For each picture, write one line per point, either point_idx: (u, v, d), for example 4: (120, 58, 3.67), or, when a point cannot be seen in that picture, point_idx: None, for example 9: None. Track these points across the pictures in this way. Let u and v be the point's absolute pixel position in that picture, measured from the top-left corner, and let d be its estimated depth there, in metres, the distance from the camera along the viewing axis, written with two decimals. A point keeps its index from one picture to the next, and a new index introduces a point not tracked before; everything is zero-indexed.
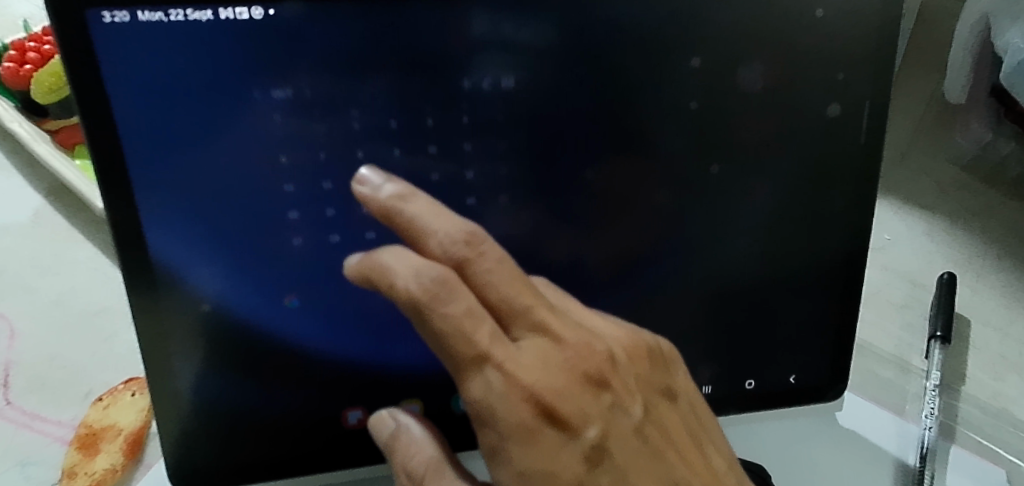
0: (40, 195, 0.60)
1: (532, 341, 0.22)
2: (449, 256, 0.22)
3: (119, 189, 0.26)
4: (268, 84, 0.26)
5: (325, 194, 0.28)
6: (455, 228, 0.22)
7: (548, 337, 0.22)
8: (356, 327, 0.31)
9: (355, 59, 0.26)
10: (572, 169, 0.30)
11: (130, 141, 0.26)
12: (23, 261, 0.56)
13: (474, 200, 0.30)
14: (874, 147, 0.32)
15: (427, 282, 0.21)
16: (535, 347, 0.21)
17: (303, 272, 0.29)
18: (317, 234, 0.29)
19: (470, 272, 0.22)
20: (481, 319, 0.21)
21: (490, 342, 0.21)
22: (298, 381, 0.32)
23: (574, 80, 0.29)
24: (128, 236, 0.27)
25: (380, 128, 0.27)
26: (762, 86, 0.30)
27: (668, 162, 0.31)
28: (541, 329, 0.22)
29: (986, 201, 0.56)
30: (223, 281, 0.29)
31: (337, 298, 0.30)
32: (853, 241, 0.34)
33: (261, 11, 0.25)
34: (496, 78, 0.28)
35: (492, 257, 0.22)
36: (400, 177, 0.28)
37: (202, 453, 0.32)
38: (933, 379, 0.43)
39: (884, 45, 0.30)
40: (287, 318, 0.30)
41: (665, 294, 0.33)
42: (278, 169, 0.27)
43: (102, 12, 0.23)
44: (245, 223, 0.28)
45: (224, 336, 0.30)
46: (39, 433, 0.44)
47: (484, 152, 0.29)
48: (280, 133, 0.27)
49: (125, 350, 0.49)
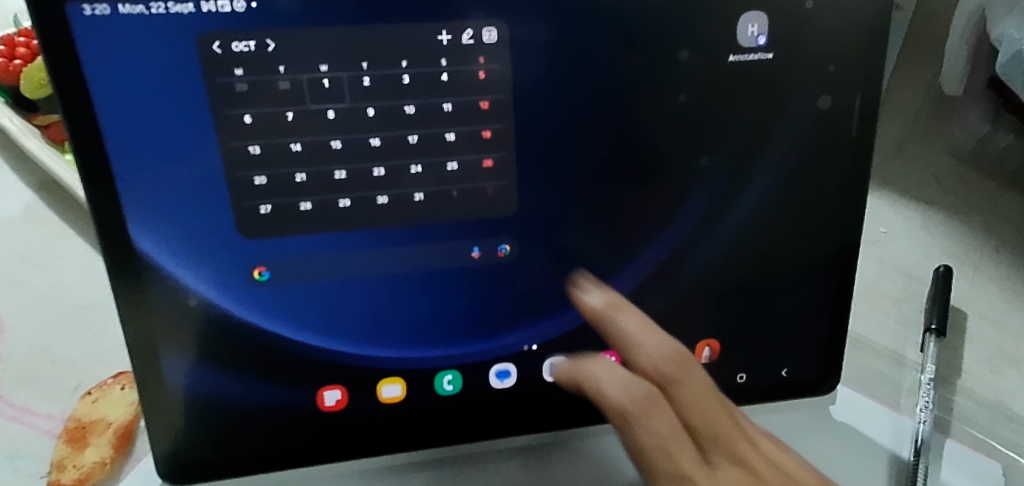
0: (32, 192, 0.61)
1: (729, 471, 0.26)
2: (658, 370, 0.28)
3: (102, 184, 0.26)
4: (228, 41, 0.25)
5: (295, 158, 0.27)
6: (664, 347, 0.29)
7: (740, 465, 0.27)
8: (333, 302, 0.30)
9: (337, 50, 0.26)
10: (555, 140, 0.30)
11: (112, 135, 0.26)
12: (14, 255, 0.56)
13: (453, 166, 0.29)
14: (866, 138, 0.32)
15: (637, 397, 0.27)
16: (726, 469, 0.26)
17: (273, 242, 0.29)
18: (302, 226, 0.29)
19: (670, 398, 0.28)
20: (679, 443, 0.27)
21: (690, 466, 0.26)
22: (287, 376, 0.32)
23: (558, 64, 0.28)
24: (112, 231, 0.27)
25: (355, 87, 0.27)
26: (760, 53, 0.30)
27: (651, 133, 0.30)
28: (738, 460, 0.27)
29: (983, 194, 0.55)
30: (204, 266, 0.29)
31: (314, 273, 0.30)
32: (845, 235, 0.34)
33: (244, 3, 0.25)
34: (486, 31, 0.27)
35: (693, 376, 0.29)
36: (377, 138, 0.28)
37: (190, 448, 0.32)
38: (928, 371, 0.43)
39: (874, 35, 0.30)
40: (261, 295, 0.30)
41: (655, 289, 0.33)
42: (243, 133, 0.27)
43: (83, 5, 0.23)
44: (220, 202, 0.28)
45: (208, 327, 0.30)
46: (27, 427, 0.44)
47: (462, 123, 0.28)
48: (251, 113, 0.26)
49: (114, 343, 0.49)
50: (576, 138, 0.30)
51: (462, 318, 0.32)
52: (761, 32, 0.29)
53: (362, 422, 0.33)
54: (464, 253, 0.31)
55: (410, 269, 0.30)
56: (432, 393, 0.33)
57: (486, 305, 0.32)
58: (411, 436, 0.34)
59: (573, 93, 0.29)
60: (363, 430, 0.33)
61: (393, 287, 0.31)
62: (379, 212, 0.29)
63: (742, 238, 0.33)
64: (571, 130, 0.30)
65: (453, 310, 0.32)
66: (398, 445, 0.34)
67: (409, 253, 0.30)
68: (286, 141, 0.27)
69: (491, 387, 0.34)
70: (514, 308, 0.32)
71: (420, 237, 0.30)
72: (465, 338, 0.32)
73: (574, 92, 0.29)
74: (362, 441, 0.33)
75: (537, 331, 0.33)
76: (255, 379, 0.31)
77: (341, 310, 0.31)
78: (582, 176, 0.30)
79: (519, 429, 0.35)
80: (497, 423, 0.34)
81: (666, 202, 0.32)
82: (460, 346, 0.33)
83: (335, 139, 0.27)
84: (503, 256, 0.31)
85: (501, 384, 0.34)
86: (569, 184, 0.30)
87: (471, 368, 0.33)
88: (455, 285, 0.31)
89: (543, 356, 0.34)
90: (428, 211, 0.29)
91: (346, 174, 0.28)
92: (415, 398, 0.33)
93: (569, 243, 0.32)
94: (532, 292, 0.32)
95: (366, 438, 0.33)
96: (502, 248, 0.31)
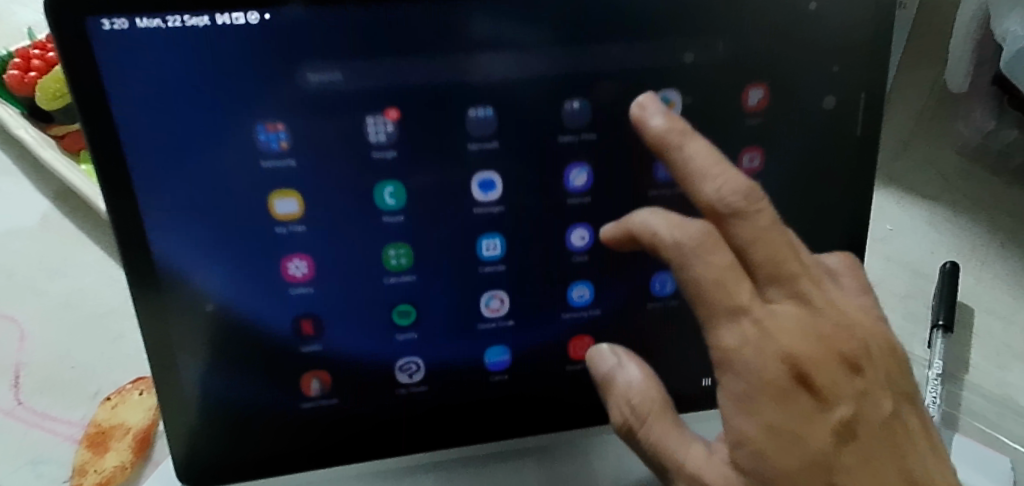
0: (48, 201, 0.61)
1: (786, 306, 0.22)
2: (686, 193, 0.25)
3: (122, 193, 0.27)
4: (244, 52, 0.26)
5: (312, 164, 0.28)
6: (736, 177, 0.22)
7: (797, 299, 0.22)
8: (359, 300, 0.31)
9: (352, 66, 0.27)
10: (562, 143, 0.30)
11: (132, 147, 0.26)
12: (31, 263, 0.57)
13: (475, 147, 0.29)
14: (870, 138, 0.32)
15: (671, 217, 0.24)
16: (783, 305, 0.22)
17: (301, 239, 0.29)
18: (325, 225, 0.29)
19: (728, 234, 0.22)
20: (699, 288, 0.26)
21: (749, 297, 0.21)
22: (313, 389, 0.32)
23: (568, 107, 0.29)
24: (131, 239, 0.28)
25: (367, 93, 0.27)
26: (759, 89, 0.31)
27: None
28: (795, 293, 0.22)
29: (990, 189, 0.55)
30: (231, 271, 0.29)
31: (339, 273, 0.30)
32: (851, 234, 0.34)
33: (257, 16, 0.25)
34: (495, 38, 0.27)
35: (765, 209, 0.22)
36: (391, 145, 0.28)
37: (207, 450, 0.33)
38: (935, 368, 0.43)
39: (879, 36, 0.30)
40: (291, 292, 0.30)
41: (660, 302, 0.34)
42: (259, 141, 0.27)
43: (102, 20, 0.24)
44: (245, 210, 0.28)
45: (235, 328, 0.30)
46: (49, 432, 0.45)
47: (478, 116, 0.29)
48: (288, 145, 0.27)
49: (131, 350, 0.50)
50: (589, 183, 0.31)
51: (477, 319, 0.33)
52: (765, 34, 0.30)
53: (376, 423, 0.34)
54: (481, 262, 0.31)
55: (434, 267, 0.31)
56: (446, 394, 0.34)
57: (501, 307, 0.33)
58: (423, 437, 0.34)
59: (582, 117, 0.30)
60: (376, 433, 0.34)
61: (417, 286, 0.31)
62: (391, 227, 0.30)
63: None
64: (585, 184, 0.31)
65: (471, 311, 0.32)
66: (411, 445, 0.34)
67: (434, 253, 0.31)
68: (302, 146, 0.28)
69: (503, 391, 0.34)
70: (525, 308, 0.33)
71: (443, 236, 0.30)
72: (477, 339, 0.33)
73: (586, 118, 0.30)
74: (373, 443, 0.34)
75: (547, 334, 0.34)
76: (269, 381, 0.32)
77: (358, 312, 0.31)
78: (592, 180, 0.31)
79: (530, 429, 0.35)
80: (508, 425, 0.35)
81: (676, 205, 0.32)
82: (472, 351, 0.33)
83: (368, 117, 0.28)
84: (512, 264, 0.32)
85: (496, 377, 0.34)
86: (584, 176, 0.31)
87: (486, 372, 0.34)
88: (467, 287, 0.32)
89: (554, 355, 0.34)
90: (443, 217, 0.30)
91: (359, 180, 0.29)
92: (428, 401, 0.34)
93: (580, 247, 0.32)
94: (549, 290, 0.33)
95: (378, 441, 0.34)
96: (512, 251, 0.31)
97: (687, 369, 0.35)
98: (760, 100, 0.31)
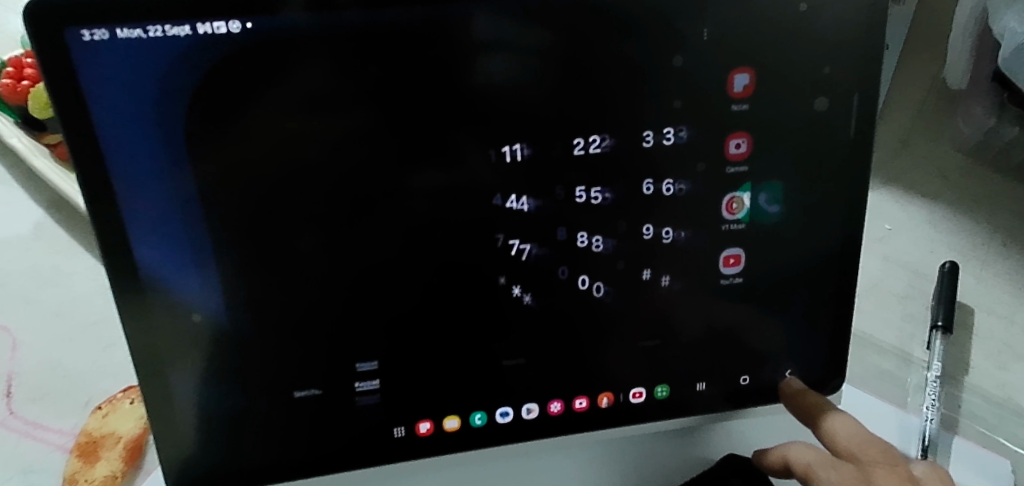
0: (41, 209, 0.61)
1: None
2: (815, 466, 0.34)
3: (104, 204, 0.27)
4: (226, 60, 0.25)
5: (297, 164, 0.28)
6: None
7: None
8: (339, 293, 0.31)
9: (335, 71, 0.26)
10: (552, 146, 0.30)
11: (113, 155, 0.26)
12: (25, 272, 0.57)
13: (459, 132, 0.28)
14: (863, 139, 0.32)
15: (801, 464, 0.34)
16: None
17: (280, 228, 0.29)
18: (305, 218, 0.29)
19: None
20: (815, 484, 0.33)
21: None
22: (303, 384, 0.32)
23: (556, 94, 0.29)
24: (116, 248, 0.28)
25: (354, 94, 0.27)
26: (742, 104, 0.30)
27: (650, 140, 0.30)
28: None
29: (991, 187, 0.55)
30: (210, 269, 0.29)
31: (320, 266, 0.30)
32: (845, 237, 0.34)
33: (239, 24, 0.25)
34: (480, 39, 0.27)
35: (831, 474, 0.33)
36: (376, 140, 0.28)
37: (199, 462, 0.32)
38: (935, 370, 0.43)
39: (870, 37, 0.30)
40: (267, 284, 0.30)
41: (660, 291, 0.33)
42: (243, 143, 0.27)
43: (81, 31, 0.24)
44: (222, 207, 0.28)
45: (213, 325, 0.30)
46: (41, 442, 0.46)
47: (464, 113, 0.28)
48: (270, 146, 0.27)
49: (123, 357, 0.50)
50: (579, 168, 0.30)
51: None
52: (754, 34, 0.29)
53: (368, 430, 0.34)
54: (465, 265, 0.31)
55: (416, 258, 0.31)
56: (437, 397, 0.34)
57: None
58: (420, 441, 0.34)
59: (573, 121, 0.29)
60: (372, 439, 0.34)
61: (400, 279, 0.31)
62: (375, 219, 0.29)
63: (734, 262, 0.33)
64: (576, 169, 0.30)
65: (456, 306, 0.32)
66: (403, 452, 0.34)
67: (415, 244, 0.30)
68: (287, 147, 0.27)
69: (496, 393, 0.34)
70: (515, 315, 0.33)
71: (422, 224, 0.30)
72: (469, 344, 0.33)
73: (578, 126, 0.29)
74: (367, 450, 0.34)
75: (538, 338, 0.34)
76: (260, 391, 0.32)
77: (349, 320, 0.31)
78: (590, 193, 0.31)
79: (524, 433, 0.35)
80: (503, 429, 0.35)
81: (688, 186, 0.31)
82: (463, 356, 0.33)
83: (343, 96, 0.27)
84: (501, 267, 0.32)
85: None
86: (570, 172, 0.30)
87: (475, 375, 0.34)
88: (458, 294, 0.32)
89: (545, 362, 0.34)
90: (424, 213, 0.30)
91: (346, 190, 0.29)
92: (421, 404, 0.34)
93: (534, 253, 0.32)
94: (536, 283, 0.32)
95: (371, 448, 0.34)
96: (502, 258, 0.31)
97: (683, 372, 0.35)
98: (747, 86, 0.30)
